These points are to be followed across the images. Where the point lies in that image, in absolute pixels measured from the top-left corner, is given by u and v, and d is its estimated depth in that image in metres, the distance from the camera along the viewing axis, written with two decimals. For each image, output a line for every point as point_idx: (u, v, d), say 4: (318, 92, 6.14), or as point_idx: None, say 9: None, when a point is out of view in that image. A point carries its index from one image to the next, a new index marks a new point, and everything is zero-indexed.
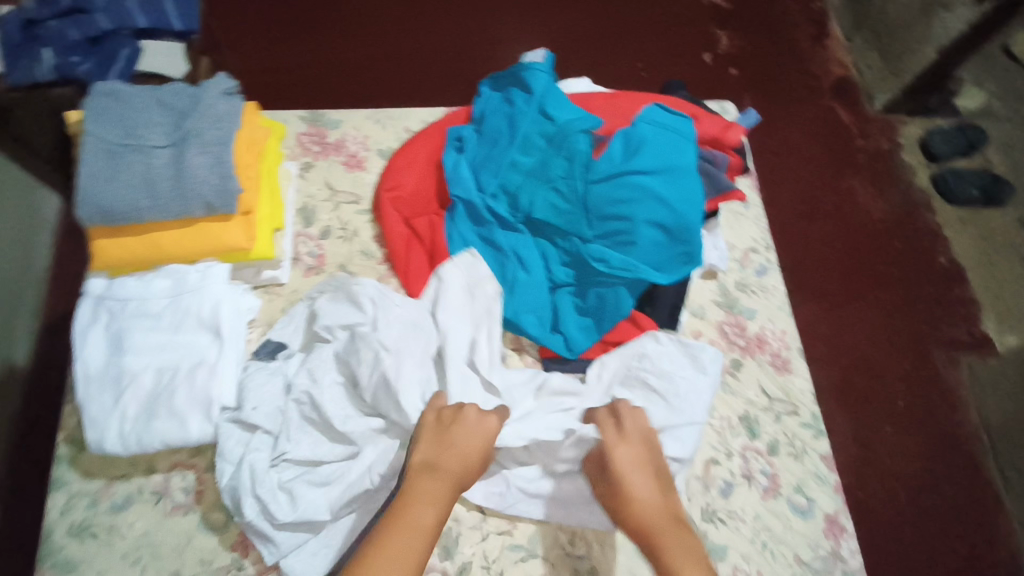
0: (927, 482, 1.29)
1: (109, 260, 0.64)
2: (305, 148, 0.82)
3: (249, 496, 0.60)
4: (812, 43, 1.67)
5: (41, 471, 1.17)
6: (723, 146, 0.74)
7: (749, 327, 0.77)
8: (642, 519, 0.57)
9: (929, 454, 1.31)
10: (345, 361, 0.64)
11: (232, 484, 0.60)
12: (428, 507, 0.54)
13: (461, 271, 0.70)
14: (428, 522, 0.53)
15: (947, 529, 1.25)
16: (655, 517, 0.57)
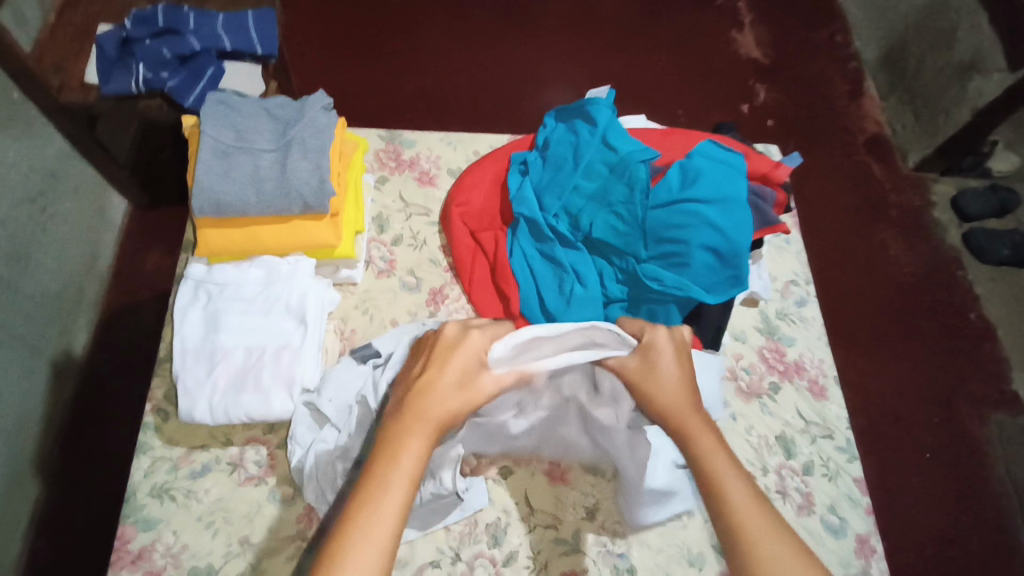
0: (953, 535, 1.29)
1: (212, 248, 0.72)
2: (382, 163, 0.90)
3: (311, 480, 0.66)
4: (847, 101, 1.75)
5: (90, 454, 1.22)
6: (772, 182, 0.79)
7: (788, 354, 0.81)
8: (673, 414, 0.61)
9: (956, 508, 1.32)
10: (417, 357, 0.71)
11: (300, 465, 0.67)
12: (405, 449, 0.52)
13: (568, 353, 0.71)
14: (419, 454, 0.52)
15: None
16: (681, 409, 0.61)
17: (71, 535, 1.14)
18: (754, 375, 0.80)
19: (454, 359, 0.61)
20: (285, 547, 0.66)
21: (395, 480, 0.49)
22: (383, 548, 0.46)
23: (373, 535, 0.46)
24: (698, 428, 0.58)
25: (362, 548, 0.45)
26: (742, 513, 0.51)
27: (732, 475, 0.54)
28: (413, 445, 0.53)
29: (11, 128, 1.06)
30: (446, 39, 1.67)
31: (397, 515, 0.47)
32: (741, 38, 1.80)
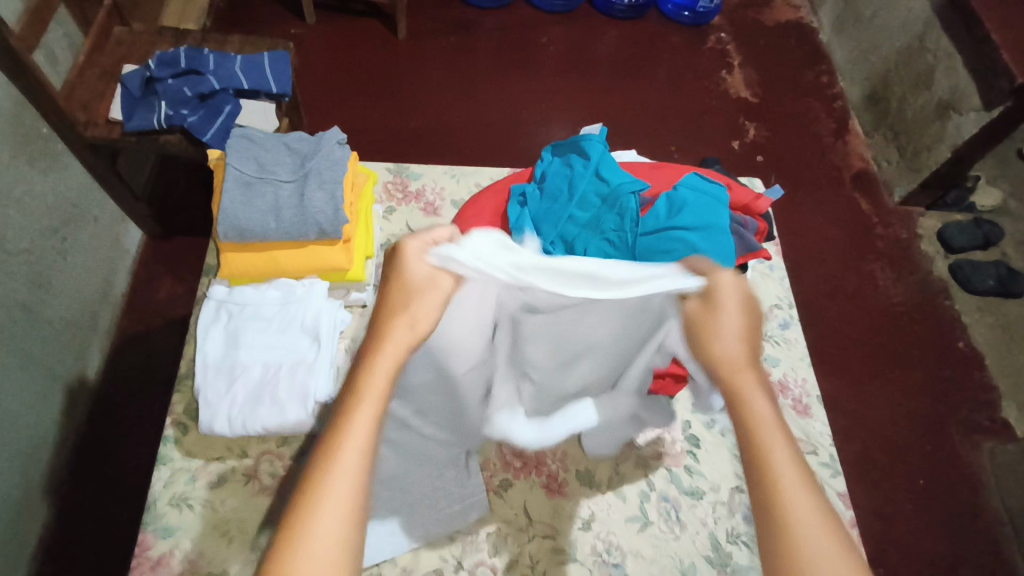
0: (947, 562, 1.31)
1: (235, 271, 0.78)
2: (390, 195, 0.96)
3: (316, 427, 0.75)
4: (833, 137, 1.83)
5: (98, 480, 1.24)
6: (753, 212, 0.85)
7: (772, 374, 0.86)
8: (728, 376, 0.55)
9: (950, 535, 1.33)
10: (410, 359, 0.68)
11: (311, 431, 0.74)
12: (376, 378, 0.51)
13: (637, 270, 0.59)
14: (383, 383, 0.51)
15: None
16: (731, 370, 0.55)
17: (79, 561, 1.16)
18: None
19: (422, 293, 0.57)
20: None
21: (362, 419, 0.48)
22: (353, 500, 0.44)
23: (347, 480, 0.45)
24: (755, 395, 0.53)
25: (333, 495, 0.44)
26: (788, 493, 0.47)
27: (783, 449, 0.49)
28: (379, 375, 0.51)
29: (38, 161, 1.12)
30: (451, 79, 1.76)
31: (363, 456, 0.46)
32: (730, 78, 1.89)
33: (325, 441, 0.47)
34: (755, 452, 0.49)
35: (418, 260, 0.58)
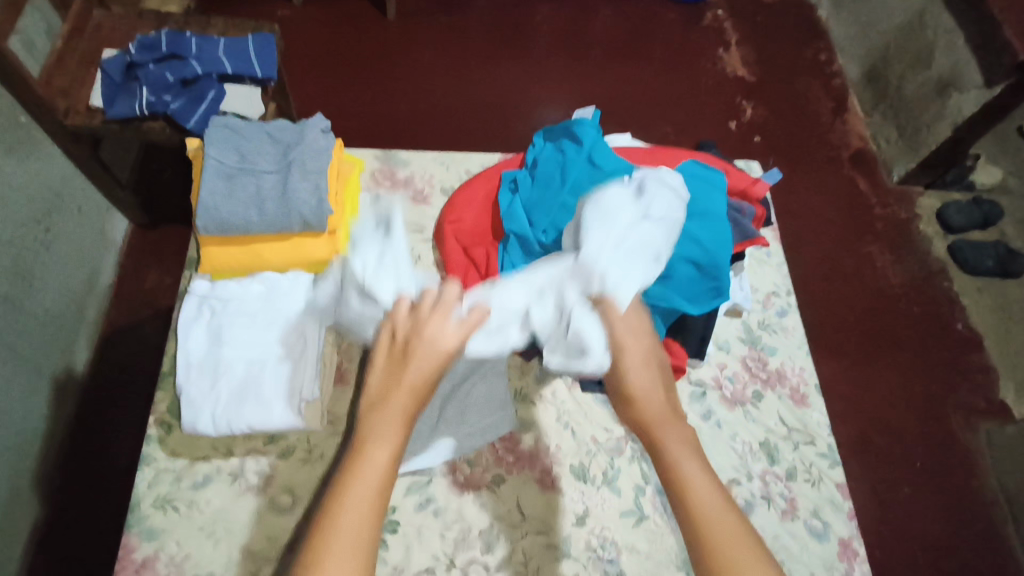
0: (944, 544, 1.31)
1: (216, 265, 0.76)
2: (378, 182, 0.93)
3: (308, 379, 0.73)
4: (831, 116, 1.80)
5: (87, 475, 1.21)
6: (751, 198, 0.83)
7: (770, 362, 0.84)
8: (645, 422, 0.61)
9: (946, 517, 1.33)
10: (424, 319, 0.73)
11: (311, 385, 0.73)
12: (389, 438, 0.57)
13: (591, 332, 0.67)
14: (390, 445, 0.56)
15: None
16: (657, 412, 0.61)
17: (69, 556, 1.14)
18: (737, 383, 0.83)
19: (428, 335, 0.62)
20: (285, 556, 0.68)
21: (362, 488, 0.53)
22: (359, 545, 0.50)
23: (353, 521, 0.51)
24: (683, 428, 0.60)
25: (338, 548, 0.49)
26: (718, 520, 0.52)
27: (707, 483, 0.55)
28: (384, 441, 0.56)
29: (17, 152, 1.09)
30: (440, 60, 1.72)
31: (367, 525, 0.51)
32: (728, 57, 1.85)
33: (331, 507, 0.52)
34: (680, 486, 0.55)
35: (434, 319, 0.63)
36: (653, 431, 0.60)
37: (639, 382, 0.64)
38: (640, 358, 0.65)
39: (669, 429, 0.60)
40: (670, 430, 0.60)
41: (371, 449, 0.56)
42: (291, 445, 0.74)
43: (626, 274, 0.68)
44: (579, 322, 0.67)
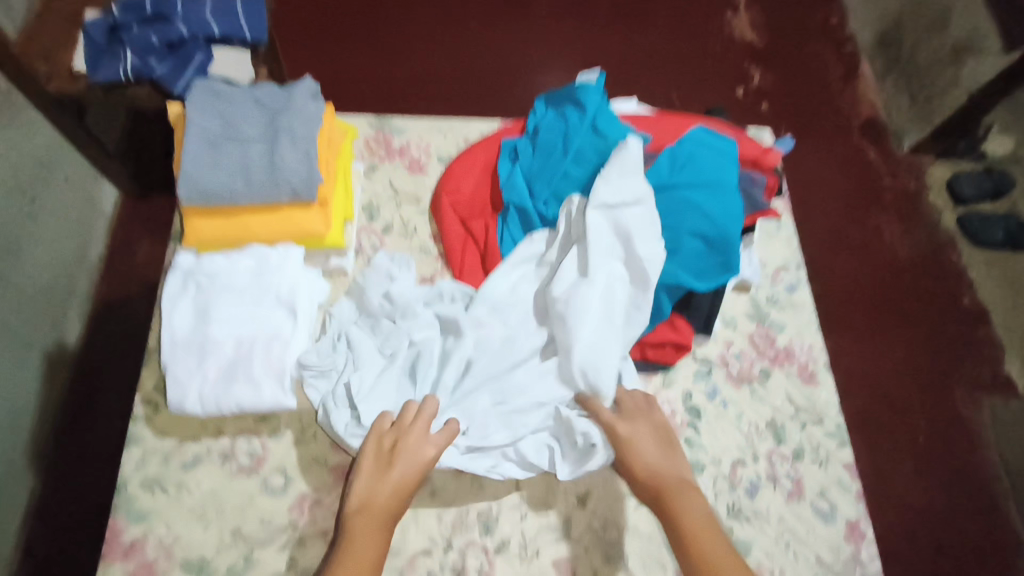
0: (946, 519, 1.30)
1: (201, 238, 0.72)
2: (372, 151, 0.89)
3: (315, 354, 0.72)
4: (842, 83, 1.73)
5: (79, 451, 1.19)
6: (763, 167, 0.78)
7: (778, 340, 0.81)
8: (662, 488, 0.65)
9: (947, 491, 1.32)
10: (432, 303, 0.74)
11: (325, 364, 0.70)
12: (373, 544, 0.60)
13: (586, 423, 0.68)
14: (370, 553, 0.60)
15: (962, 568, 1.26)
16: (670, 482, 0.65)
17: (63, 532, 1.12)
18: (744, 361, 0.80)
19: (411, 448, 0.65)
20: (278, 538, 0.66)
21: None
22: None
23: None
24: (694, 496, 0.64)
25: None
26: None
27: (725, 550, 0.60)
28: (368, 550, 0.60)
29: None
30: (436, 22, 1.65)
31: None
32: (736, 20, 1.78)
33: None
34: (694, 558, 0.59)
35: (415, 433, 0.66)
36: (666, 501, 0.64)
37: (642, 457, 0.66)
38: (636, 430, 0.67)
39: (685, 497, 0.64)
40: (683, 500, 0.63)
41: (358, 555, 0.59)
42: (283, 424, 0.72)
43: (616, 343, 0.68)
44: (582, 422, 0.68)
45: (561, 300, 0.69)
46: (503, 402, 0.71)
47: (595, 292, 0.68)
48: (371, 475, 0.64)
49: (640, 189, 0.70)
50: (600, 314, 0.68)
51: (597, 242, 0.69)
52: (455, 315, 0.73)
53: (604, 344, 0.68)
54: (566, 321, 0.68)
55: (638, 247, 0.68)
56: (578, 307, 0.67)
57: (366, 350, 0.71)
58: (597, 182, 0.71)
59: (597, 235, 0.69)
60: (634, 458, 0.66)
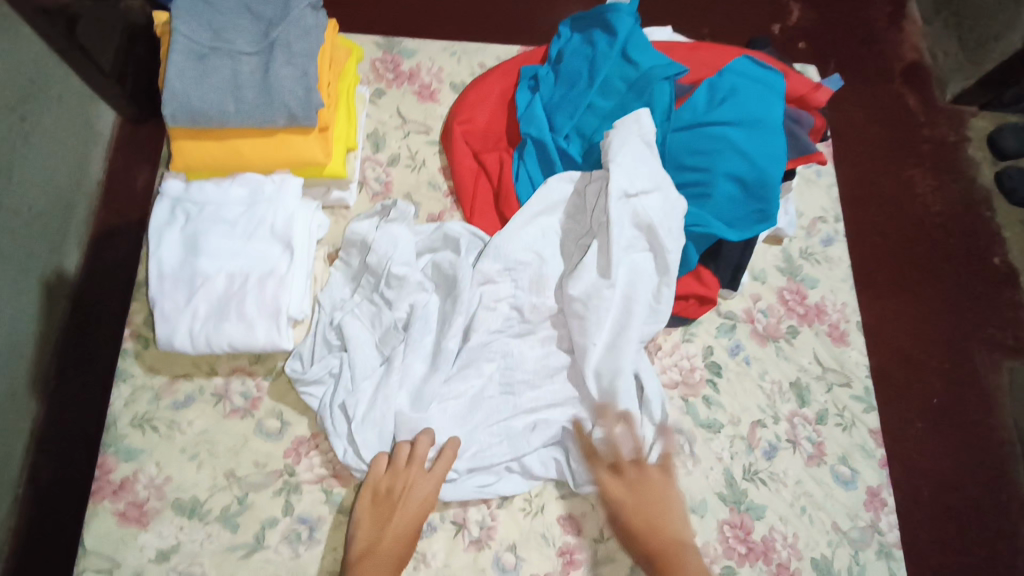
0: (953, 481, 1.23)
1: (190, 161, 0.66)
2: (379, 75, 0.81)
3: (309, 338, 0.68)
4: (887, 23, 1.61)
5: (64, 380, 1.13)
6: (809, 106, 0.71)
7: (809, 296, 0.76)
8: (662, 551, 0.60)
9: (957, 452, 1.25)
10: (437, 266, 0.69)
11: (324, 332, 0.68)
12: None
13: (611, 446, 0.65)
14: None
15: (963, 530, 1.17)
16: (670, 543, 0.60)
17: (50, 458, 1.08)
18: (771, 317, 0.75)
19: (410, 489, 0.61)
20: (273, 483, 0.64)
21: None
22: None
23: None
24: (692, 558, 0.60)
25: None
26: None
27: None
28: None
29: None
30: None
31: None
32: None
33: None
34: None
35: (413, 472, 0.61)
36: (665, 566, 0.59)
37: (640, 518, 0.62)
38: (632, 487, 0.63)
39: (683, 562, 0.59)
40: (678, 565, 0.59)
41: None
42: (279, 366, 0.68)
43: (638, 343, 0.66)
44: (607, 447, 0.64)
45: (579, 300, 0.66)
46: (510, 403, 0.66)
47: (617, 292, 0.65)
48: (370, 524, 0.60)
49: (656, 174, 0.66)
50: (620, 313, 0.66)
51: (618, 237, 0.65)
52: (455, 272, 0.68)
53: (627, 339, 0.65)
54: (588, 324, 0.66)
55: (663, 240, 0.64)
56: (598, 312, 0.65)
57: (358, 340, 0.66)
58: (609, 167, 0.65)
59: (617, 229, 0.64)
60: (633, 520, 0.62)
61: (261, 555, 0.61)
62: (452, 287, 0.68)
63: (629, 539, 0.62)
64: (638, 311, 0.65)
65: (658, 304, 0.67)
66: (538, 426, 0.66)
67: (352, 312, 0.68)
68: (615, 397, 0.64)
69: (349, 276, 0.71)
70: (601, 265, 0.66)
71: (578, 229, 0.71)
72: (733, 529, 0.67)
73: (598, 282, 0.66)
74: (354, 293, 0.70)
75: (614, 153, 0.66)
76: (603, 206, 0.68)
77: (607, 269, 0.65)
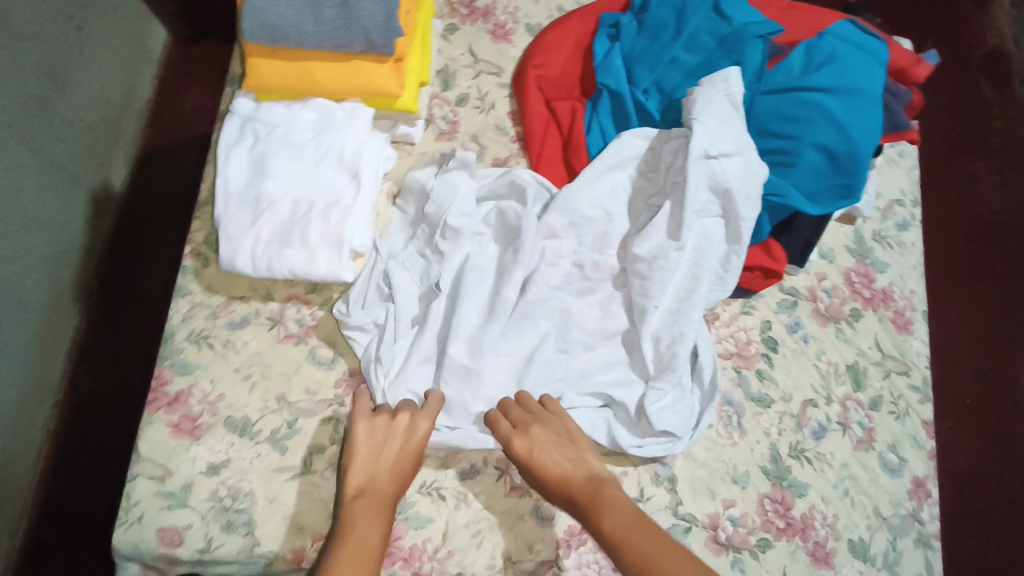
0: (974, 482, 1.15)
1: (262, 81, 0.64)
2: (453, 10, 0.79)
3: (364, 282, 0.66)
4: (973, 5, 1.51)
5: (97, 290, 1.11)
6: (907, 80, 0.68)
7: (878, 280, 0.74)
8: (576, 485, 0.56)
9: (984, 454, 1.16)
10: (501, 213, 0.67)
11: (375, 280, 0.66)
12: (376, 521, 0.51)
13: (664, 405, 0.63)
14: (375, 531, 0.51)
15: (976, 536, 1.11)
16: (583, 476, 0.56)
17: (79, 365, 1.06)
18: (835, 298, 0.73)
19: (402, 426, 0.58)
20: (323, 410, 0.64)
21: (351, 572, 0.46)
22: None
23: None
24: (611, 485, 0.55)
25: None
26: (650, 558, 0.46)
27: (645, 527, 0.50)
28: (370, 527, 0.51)
29: None
30: None
31: None
32: None
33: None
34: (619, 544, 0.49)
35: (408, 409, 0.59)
36: (578, 498, 0.55)
37: (547, 463, 0.58)
38: (536, 433, 0.59)
39: (598, 490, 0.54)
40: (593, 492, 0.54)
41: (353, 530, 0.50)
42: (335, 297, 0.69)
43: (698, 309, 0.64)
44: (658, 408, 0.63)
45: (644, 260, 0.65)
46: (565, 360, 0.66)
47: (685, 256, 0.64)
48: (365, 455, 0.56)
49: (739, 139, 0.63)
50: (684, 278, 0.65)
51: (692, 198, 0.62)
52: (521, 221, 0.66)
53: (689, 304, 0.64)
54: (653, 283, 0.64)
55: (739, 207, 0.62)
56: (665, 274, 0.64)
57: (409, 288, 0.65)
58: (692, 126, 0.62)
59: (691, 192, 0.62)
60: (540, 467, 0.58)
61: (308, 478, 0.62)
62: (514, 238, 0.66)
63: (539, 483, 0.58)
64: (705, 278, 0.64)
65: (726, 271, 0.65)
66: (589, 387, 0.65)
67: (404, 255, 0.67)
68: (672, 361, 0.64)
69: (408, 221, 0.70)
70: (671, 224, 0.65)
71: (649, 187, 0.68)
72: (773, 504, 0.66)
73: (665, 242, 0.64)
74: (408, 242, 0.69)
75: (699, 111, 0.63)
76: (679, 166, 0.65)
77: (677, 231, 0.64)
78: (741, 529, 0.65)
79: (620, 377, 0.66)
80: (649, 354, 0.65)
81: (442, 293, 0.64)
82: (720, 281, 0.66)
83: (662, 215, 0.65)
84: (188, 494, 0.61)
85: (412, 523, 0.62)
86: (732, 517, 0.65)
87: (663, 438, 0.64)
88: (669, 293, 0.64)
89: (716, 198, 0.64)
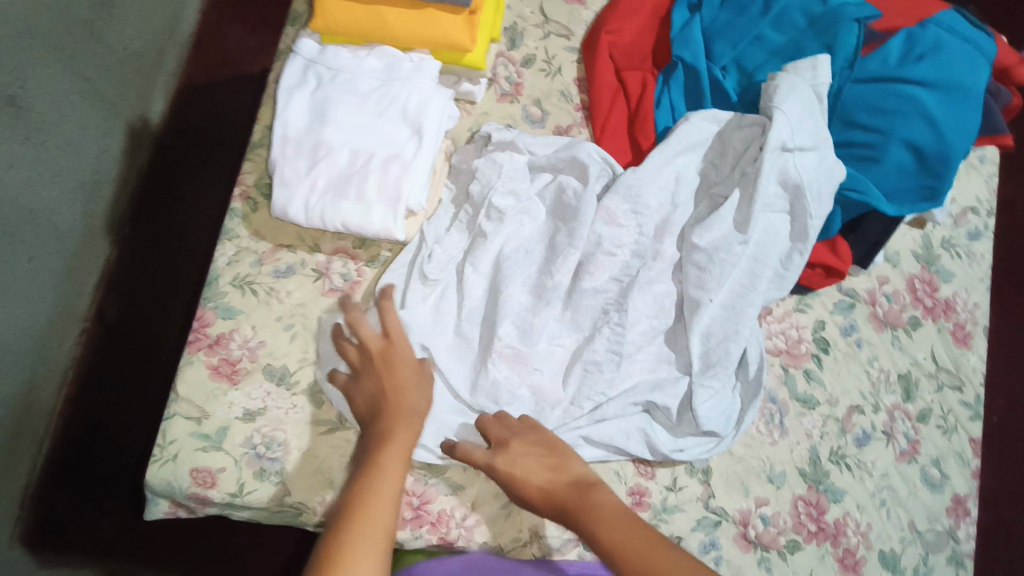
0: (987, 500, 1.12)
1: (329, 24, 0.62)
2: None
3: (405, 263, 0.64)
4: None
5: None
6: (1009, 80, 0.65)
7: (941, 290, 0.72)
8: (563, 499, 0.54)
9: (1001, 472, 1.13)
10: (558, 185, 0.65)
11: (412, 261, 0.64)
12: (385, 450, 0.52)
13: (711, 401, 0.62)
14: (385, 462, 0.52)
15: (985, 555, 1.08)
16: (569, 490, 0.54)
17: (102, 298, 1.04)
18: (895, 304, 0.70)
19: (378, 349, 0.58)
20: None
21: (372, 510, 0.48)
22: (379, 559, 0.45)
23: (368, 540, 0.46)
24: (602, 493, 0.54)
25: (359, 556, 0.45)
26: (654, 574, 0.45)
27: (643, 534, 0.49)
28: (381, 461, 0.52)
29: None
30: None
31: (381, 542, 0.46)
32: None
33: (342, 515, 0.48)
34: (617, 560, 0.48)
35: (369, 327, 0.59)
36: (569, 513, 0.53)
37: (530, 479, 0.55)
38: (512, 445, 0.57)
39: (588, 501, 0.53)
40: (584, 504, 0.53)
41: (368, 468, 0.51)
42: (382, 254, 0.67)
43: (754, 306, 0.62)
44: (704, 403, 0.62)
45: (704, 251, 0.61)
46: (615, 363, 0.61)
47: (747, 251, 0.62)
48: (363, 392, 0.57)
49: (818, 133, 0.61)
50: (744, 273, 0.62)
51: (763, 191, 0.60)
52: (579, 197, 0.63)
53: (746, 300, 0.62)
54: (713, 276, 0.61)
55: (808, 204, 0.61)
56: (725, 270, 0.61)
57: (456, 250, 0.64)
58: (774, 113, 0.59)
59: (763, 184, 0.60)
60: (524, 484, 0.55)
61: (342, 435, 0.62)
62: (570, 213, 0.63)
63: (526, 501, 0.56)
64: (765, 274, 0.62)
65: (785, 270, 0.63)
66: (627, 396, 0.62)
67: (452, 225, 0.65)
68: (723, 359, 0.62)
69: (453, 198, 0.67)
70: (736, 219, 0.62)
71: (715, 174, 0.66)
72: (806, 507, 0.64)
73: (728, 234, 0.62)
74: (450, 226, 0.65)
75: (782, 100, 0.59)
76: (750, 157, 0.63)
77: (744, 225, 0.61)
78: (772, 529, 0.63)
79: (661, 383, 0.63)
80: (697, 350, 0.62)
81: (491, 261, 0.63)
82: (779, 279, 0.64)
83: (730, 206, 0.62)
84: (223, 438, 0.60)
85: (442, 489, 0.61)
86: (763, 516, 0.63)
87: (702, 438, 0.63)
88: (724, 288, 0.62)
89: (784, 193, 0.62)
